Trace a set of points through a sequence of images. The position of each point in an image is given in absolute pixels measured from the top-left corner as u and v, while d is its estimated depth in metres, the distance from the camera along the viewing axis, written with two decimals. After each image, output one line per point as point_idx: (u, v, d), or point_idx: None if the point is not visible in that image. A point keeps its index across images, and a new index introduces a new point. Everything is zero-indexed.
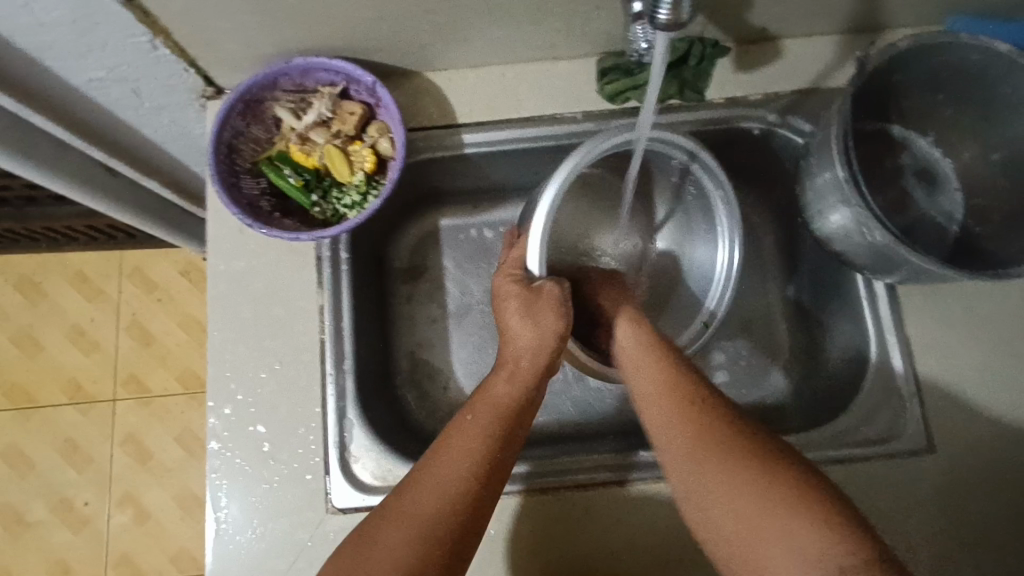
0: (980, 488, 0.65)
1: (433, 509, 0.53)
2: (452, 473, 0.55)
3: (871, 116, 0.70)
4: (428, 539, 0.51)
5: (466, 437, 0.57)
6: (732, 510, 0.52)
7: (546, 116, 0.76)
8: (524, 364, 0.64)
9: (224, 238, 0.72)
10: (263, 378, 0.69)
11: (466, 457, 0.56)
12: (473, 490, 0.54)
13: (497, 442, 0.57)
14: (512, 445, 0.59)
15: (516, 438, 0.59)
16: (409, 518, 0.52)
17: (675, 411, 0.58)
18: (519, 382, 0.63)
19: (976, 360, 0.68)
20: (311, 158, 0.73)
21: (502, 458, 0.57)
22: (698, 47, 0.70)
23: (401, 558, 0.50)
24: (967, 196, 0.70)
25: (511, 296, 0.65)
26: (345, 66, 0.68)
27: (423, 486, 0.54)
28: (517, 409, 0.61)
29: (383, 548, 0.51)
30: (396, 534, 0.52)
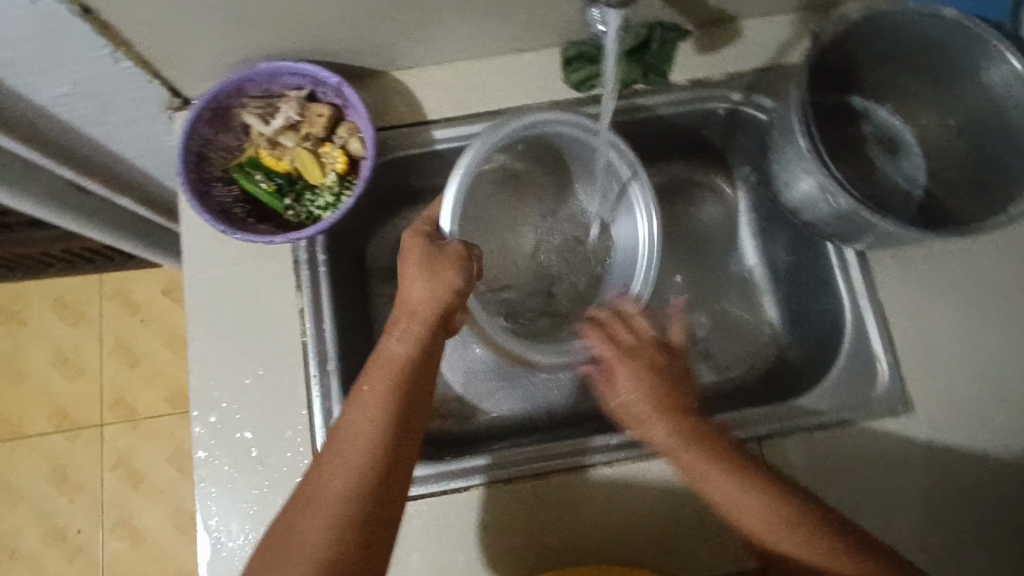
0: (961, 444, 0.66)
1: (341, 493, 0.52)
2: (354, 451, 0.54)
3: (831, 88, 0.71)
4: (343, 520, 0.51)
5: (363, 414, 0.56)
6: (780, 534, 0.57)
7: (514, 107, 0.77)
8: (422, 317, 0.60)
9: (200, 248, 0.72)
10: (248, 385, 0.69)
11: (363, 432, 0.55)
12: (379, 465, 0.54)
13: (394, 407, 0.56)
14: (412, 405, 0.57)
15: (417, 395, 0.58)
16: (319, 513, 0.51)
17: (698, 449, 0.61)
18: (413, 336, 0.60)
19: (949, 319, 0.69)
20: (282, 162, 0.73)
21: (407, 422, 0.57)
22: (658, 30, 0.71)
23: (318, 544, 0.50)
24: (928, 161, 0.72)
25: (413, 255, 0.63)
26: (310, 69, 0.69)
27: (328, 474, 0.53)
28: (413, 366, 0.59)
29: (302, 540, 0.50)
30: (310, 523, 0.51)
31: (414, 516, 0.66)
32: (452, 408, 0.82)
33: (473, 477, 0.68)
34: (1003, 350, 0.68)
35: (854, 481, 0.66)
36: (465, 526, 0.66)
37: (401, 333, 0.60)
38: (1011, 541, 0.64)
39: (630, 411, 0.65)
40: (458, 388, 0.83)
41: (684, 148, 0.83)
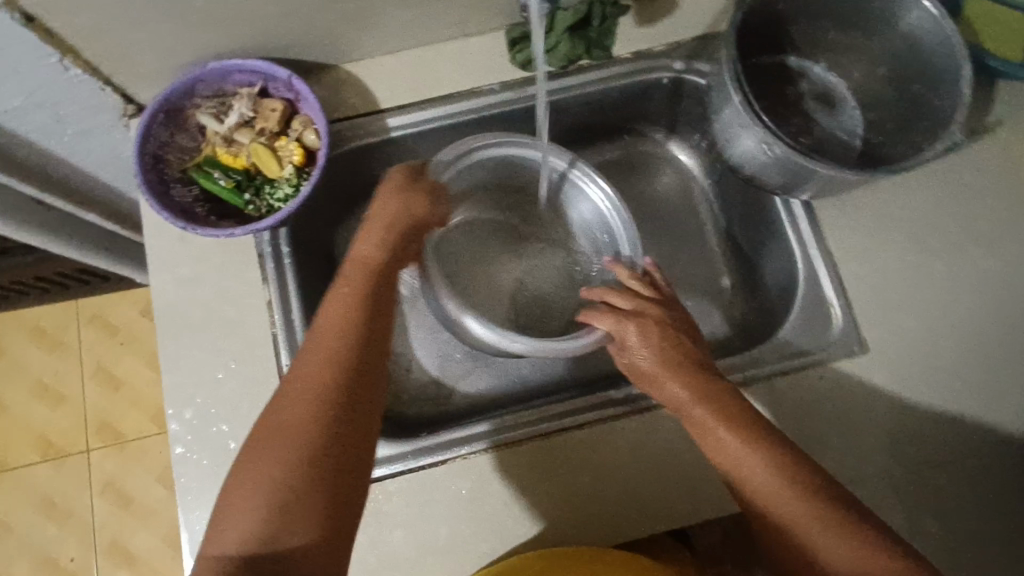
0: (918, 381, 0.69)
1: (323, 374, 0.53)
2: (331, 339, 0.55)
3: (766, 49, 0.74)
4: (327, 395, 0.52)
5: (341, 307, 0.58)
6: (777, 498, 0.54)
7: (465, 91, 0.79)
8: (398, 227, 0.65)
9: (164, 248, 0.73)
10: (221, 379, 0.70)
11: (340, 320, 0.56)
12: (358, 346, 0.56)
13: (370, 299, 0.59)
14: (383, 296, 0.61)
15: (387, 292, 0.61)
16: (305, 389, 0.52)
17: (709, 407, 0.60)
18: (387, 243, 0.64)
19: (896, 262, 0.72)
20: (239, 159, 0.74)
21: (378, 315, 0.59)
22: (597, 6, 0.73)
23: (304, 419, 0.50)
24: (864, 112, 0.75)
25: (391, 180, 0.68)
26: (259, 65, 0.70)
27: (307, 359, 0.54)
28: (385, 268, 0.62)
29: (288, 416, 0.50)
30: (297, 405, 0.51)
31: (395, 493, 0.67)
32: (428, 392, 0.83)
33: (449, 451, 0.69)
34: (949, 287, 0.71)
35: (819, 424, 0.68)
36: (445, 500, 0.68)
37: (376, 243, 0.63)
38: (972, 469, 0.67)
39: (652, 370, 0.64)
40: (434, 372, 0.84)
41: (636, 122, 0.86)
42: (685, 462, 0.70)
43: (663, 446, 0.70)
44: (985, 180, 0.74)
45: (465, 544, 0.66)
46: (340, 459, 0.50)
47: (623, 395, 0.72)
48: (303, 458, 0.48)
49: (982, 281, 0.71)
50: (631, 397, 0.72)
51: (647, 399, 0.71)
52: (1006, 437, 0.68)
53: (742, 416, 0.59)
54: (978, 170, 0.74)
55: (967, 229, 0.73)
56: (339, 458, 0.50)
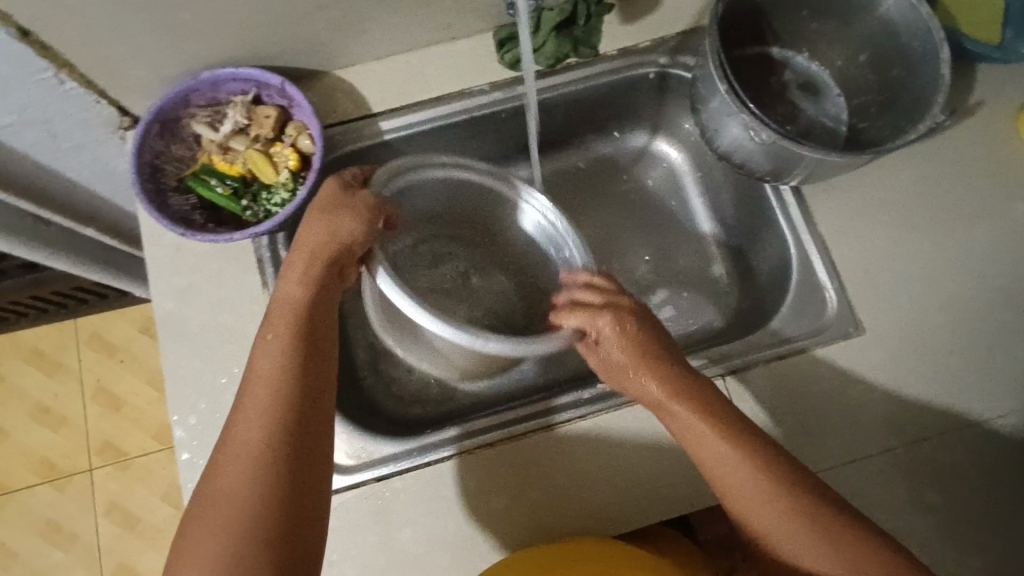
0: (915, 359, 0.70)
1: (256, 435, 0.51)
2: (261, 410, 0.52)
3: (748, 41, 0.76)
4: (262, 460, 0.50)
5: (269, 359, 0.55)
6: (755, 506, 0.55)
7: (455, 92, 0.80)
8: (321, 258, 0.60)
9: (164, 257, 0.73)
10: (224, 384, 0.70)
11: (268, 384, 0.54)
12: (287, 411, 0.53)
13: (296, 353, 0.55)
14: (316, 344, 0.57)
15: (322, 338, 0.58)
16: (233, 472, 0.50)
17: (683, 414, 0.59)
18: (312, 280, 0.59)
19: (887, 244, 0.73)
20: (235, 166, 0.75)
21: (313, 371, 0.56)
22: (583, 5, 0.74)
23: (242, 502, 0.49)
24: (847, 98, 0.76)
25: (323, 198, 0.62)
26: (252, 73, 0.71)
27: (240, 420, 0.52)
28: (314, 313, 0.58)
29: (223, 487, 0.49)
30: (232, 471, 0.50)
31: (402, 491, 0.68)
32: (431, 392, 0.83)
33: (453, 446, 0.69)
34: (940, 266, 0.72)
35: (818, 406, 0.69)
36: (452, 495, 0.68)
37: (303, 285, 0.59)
38: (972, 445, 0.68)
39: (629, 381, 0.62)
40: (435, 372, 0.84)
41: (625, 117, 0.87)
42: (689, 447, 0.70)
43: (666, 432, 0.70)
44: (969, 160, 0.75)
45: (474, 539, 0.67)
46: (286, 513, 0.49)
47: None
48: (249, 525, 0.48)
49: (972, 258, 0.73)
50: None
51: None
52: (1005, 411, 0.68)
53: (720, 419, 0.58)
54: (962, 151, 0.76)
55: (955, 208, 0.74)
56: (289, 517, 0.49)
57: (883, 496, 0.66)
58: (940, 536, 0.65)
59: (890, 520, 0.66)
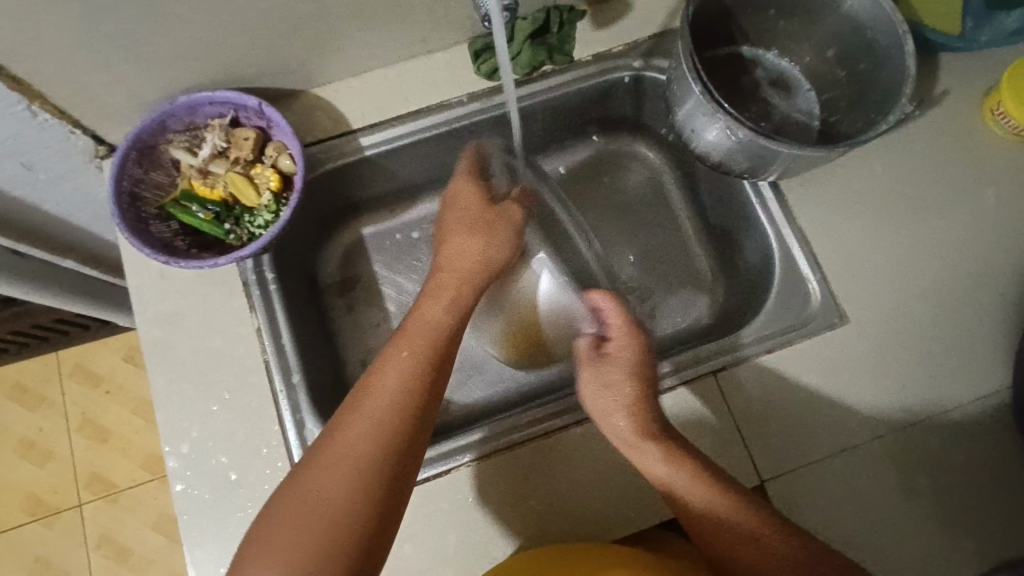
0: (898, 345, 0.71)
1: (364, 448, 0.53)
2: (380, 420, 0.55)
3: (719, 42, 0.78)
4: (367, 472, 0.53)
5: (396, 372, 0.58)
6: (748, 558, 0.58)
7: (433, 105, 0.80)
8: (466, 289, 0.66)
9: (148, 285, 0.73)
10: (215, 411, 0.69)
11: (390, 393, 0.56)
12: (405, 432, 0.55)
13: (424, 376, 0.58)
14: (441, 375, 0.59)
15: (447, 365, 0.61)
16: (340, 475, 0.52)
17: (678, 465, 0.61)
18: (455, 312, 0.64)
19: (863, 233, 0.75)
20: (215, 190, 0.74)
21: (432, 397, 0.58)
22: (555, 14, 0.75)
23: (339, 509, 0.51)
24: (818, 94, 0.78)
25: (466, 223, 0.71)
26: (229, 95, 0.71)
27: (355, 421, 0.55)
28: (449, 338, 0.62)
29: (326, 488, 0.52)
30: (334, 473, 0.52)
31: None
32: None
33: (450, 461, 0.69)
34: (917, 252, 0.74)
35: (808, 396, 0.70)
36: (450, 509, 0.68)
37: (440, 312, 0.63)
38: (959, 425, 0.69)
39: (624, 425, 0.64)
40: None
41: (604, 121, 0.88)
42: None
43: None
44: (938, 147, 0.77)
45: (476, 552, 0.67)
46: (370, 529, 0.52)
47: None
48: (337, 530, 0.50)
49: (947, 244, 0.74)
50: None
51: None
52: (988, 390, 0.70)
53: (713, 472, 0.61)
54: (931, 140, 0.78)
55: (928, 195, 0.76)
56: (371, 534, 0.51)
57: (876, 481, 0.68)
58: (933, 516, 0.67)
59: (885, 504, 0.67)
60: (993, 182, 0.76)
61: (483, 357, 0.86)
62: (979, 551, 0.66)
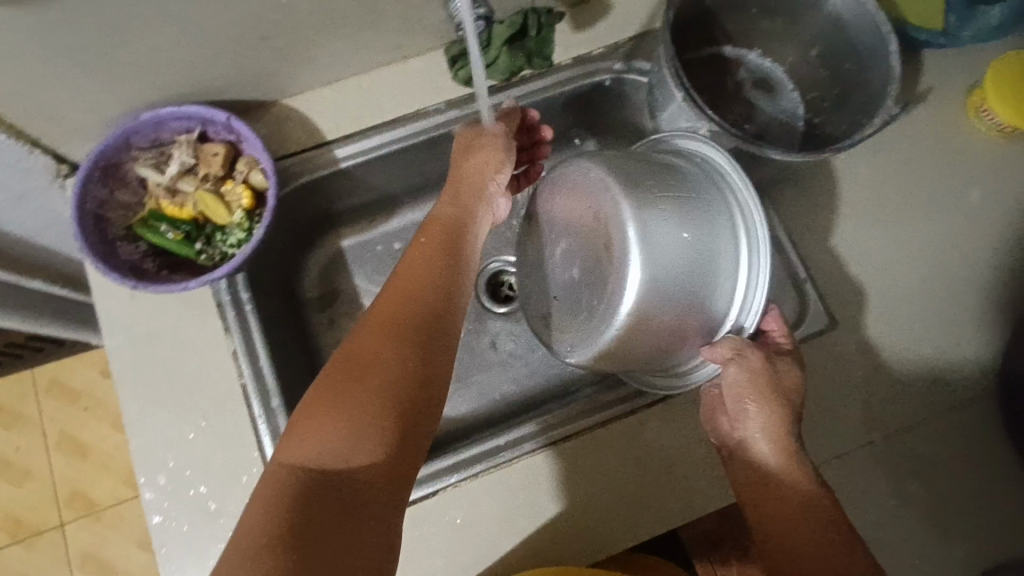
0: (889, 348, 0.70)
1: (404, 311, 0.54)
2: (414, 295, 0.56)
3: (701, 43, 0.76)
4: (408, 337, 0.53)
5: (423, 253, 0.59)
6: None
7: (410, 114, 0.78)
8: (463, 186, 0.66)
9: (117, 309, 0.70)
10: (192, 439, 0.67)
11: (421, 270, 0.58)
12: (438, 307, 0.56)
13: (448, 264, 0.59)
14: (463, 260, 0.61)
15: (468, 254, 0.62)
16: (382, 340, 0.52)
17: (798, 480, 0.60)
18: (465, 203, 0.65)
19: (850, 235, 0.74)
20: (185, 209, 0.72)
21: (458, 280, 0.59)
22: (533, 17, 0.73)
23: (390, 368, 0.51)
24: (802, 93, 0.77)
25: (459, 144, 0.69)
26: (194, 110, 0.68)
27: (392, 293, 0.56)
28: (466, 227, 0.63)
29: (373, 351, 0.52)
30: (381, 338, 0.53)
31: None
32: None
33: (434, 483, 0.67)
34: (905, 253, 0.73)
35: (800, 404, 0.69)
36: (438, 532, 0.66)
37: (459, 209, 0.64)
38: (950, 426, 0.69)
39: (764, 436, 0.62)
40: None
41: (588, 124, 0.86)
42: (676, 460, 0.69)
43: (652, 447, 0.69)
44: (922, 146, 0.76)
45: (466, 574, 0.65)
46: (414, 392, 0.51)
47: (606, 400, 0.71)
48: (390, 389, 0.50)
49: (934, 245, 0.74)
50: (616, 400, 0.71)
51: (631, 402, 0.70)
52: (978, 391, 0.70)
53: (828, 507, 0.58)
54: (916, 138, 0.77)
55: (914, 195, 0.75)
56: (417, 397, 0.51)
57: (869, 487, 0.67)
58: (925, 520, 0.66)
59: (878, 509, 0.67)
60: (978, 180, 0.75)
61: (469, 368, 0.84)
62: (971, 554, 0.66)
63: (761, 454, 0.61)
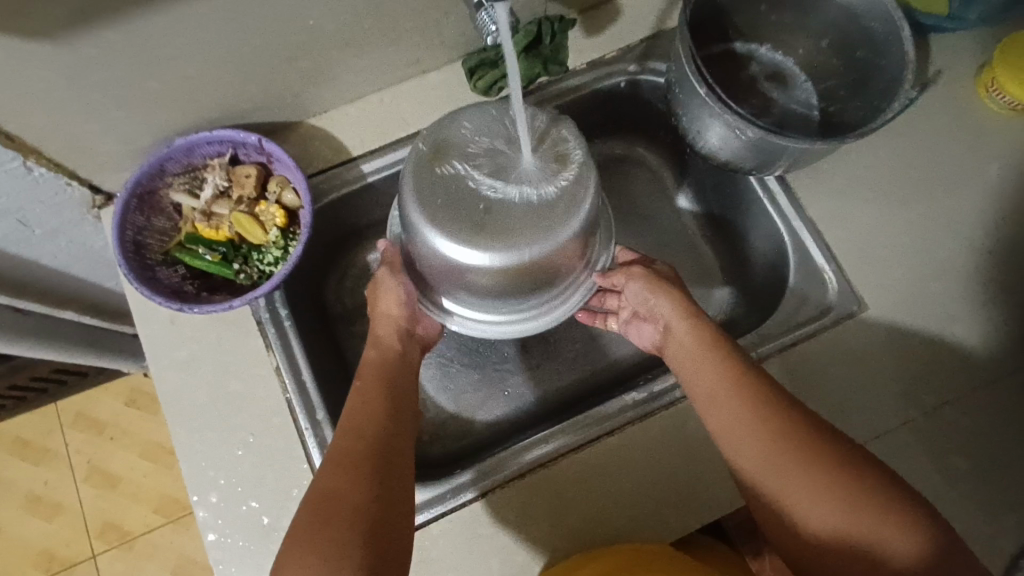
0: (920, 327, 0.72)
1: (353, 446, 0.55)
2: (360, 432, 0.56)
3: (713, 39, 0.78)
4: (365, 467, 0.53)
5: (363, 398, 0.60)
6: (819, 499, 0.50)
7: (433, 126, 0.79)
8: (385, 338, 0.67)
9: (160, 333, 0.71)
10: (241, 456, 0.67)
11: (362, 411, 0.58)
12: (383, 440, 0.56)
13: (388, 402, 0.60)
14: (403, 400, 0.62)
15: (406, 392, 0.63)
16: (340, 475, 0.52)
17: (737, 404, 0.57)
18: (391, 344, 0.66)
19: (873, 218, 0.75)
20: (221, 231, 0.72)
21: (401, 413, 0.60)
22: (546, 25, 0.74)
23: (353, 498, 0.51)
24: (814, 83, 0.79)
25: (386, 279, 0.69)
26: (226, 134, 0.70)
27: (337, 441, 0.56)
28: (399, 366, 0.65)
29: (333, 489, 0.51)
30: (337, 474, 0.52)
31: (440, 537, 0.67)
32: (449, 428, 0.82)
33: (483, 485, 0.68)
34: (930, 232, 0.75)
35: (836, 386, 0.70)
36: (491, 531, 0.67)
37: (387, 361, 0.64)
38: (987, 399, 0.69)
39: (693, 379, 0.61)
40: (450, 408, 0.83)
41: (605, 126, 0.87)
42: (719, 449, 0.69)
43: (693, 438, 0.70)
44: (938, 127, 0.78)
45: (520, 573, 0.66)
46: (383, 514, 0.51)
47: (644, 395, 0.72)
48: (364, 518, 0.50)
49: (957, 222, 0.75)
50: (652, 394, 0.72)
51: (670, 395, 0.71)
52: (1011, 363, 0.70)
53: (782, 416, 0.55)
54: (929, 121, 0.78)
55: (933, 175, 0.77)
56: (387, 519, 0.51)
57: (914, 464, 0.68)
58: (971, 493, 0.67)
59: (923, 487, 0.67)
60: (994, 157, 0.77)
61: (503, 373, 0.85)
62: (1020, 523, 0.66)
63: (694, 387, 0.60)
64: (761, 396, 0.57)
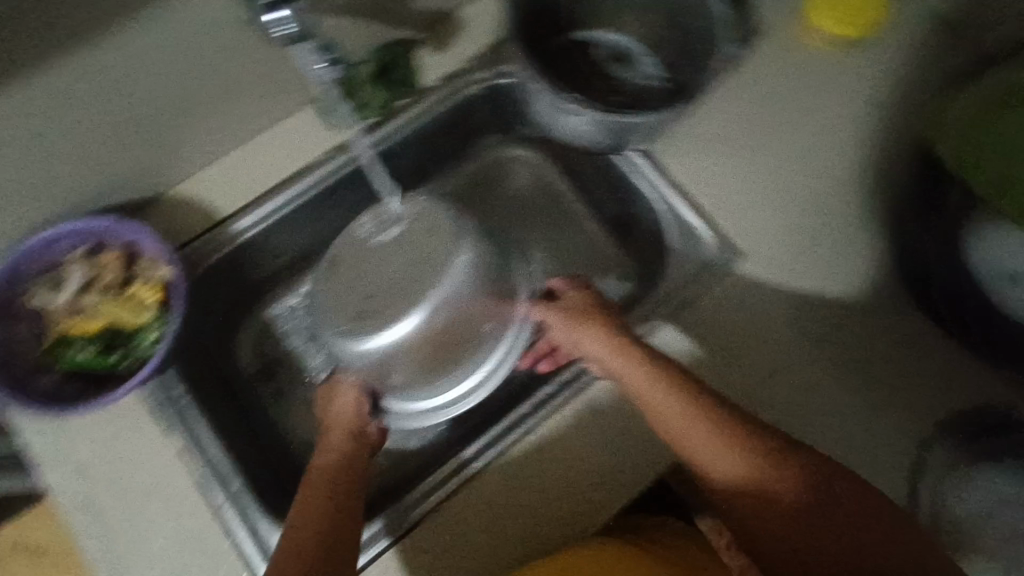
0: (799, 260, 0.75)
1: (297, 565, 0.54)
2: (306, 544, 0.56)
3: (550, 33, 0.80)
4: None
5: (307, 507, 0.60)
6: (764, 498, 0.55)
7: (297, 169, 0.78)
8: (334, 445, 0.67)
9: (50, 442, 0.68)
10: (160, 547, 0.65)
11: (307, 524, 0.58)
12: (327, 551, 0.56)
13: (332, 506, 0.60)
14: (347, 500, 0.62)
15: (353, 490, 0.63)
16: None
17: (684, 424, 0.59)
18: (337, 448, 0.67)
19: (736, 169, 0.79)
20: (93, 322, 0.70)
21: (345, 514, 0.60)
22: (387, 51, 0.77)
23: None
24: (655, 55, 0.82)
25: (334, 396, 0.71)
26: (77, 224, 0.68)
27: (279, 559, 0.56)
28: (345, 468, 0.65)
29: None
30: None
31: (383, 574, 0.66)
32: (382, 464, 0.80)
33: (417, 511, 0.68)
34: (789, 170, 0.79)
35: (733, 334, 0.73)
36: (434, 555, 0.67)
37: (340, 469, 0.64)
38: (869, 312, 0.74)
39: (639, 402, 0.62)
40: None
41: (473, 134, 0.89)
42: (636, 420, 0.70)
43: (610, 415, 0.71)
44: (774, 74, 0.83)
45: None
46: None
47: (555, 385, 0.72)
48: None
49: (810, 156, 0.79)
50: (564, 382, 0.72)
51: (580, 378, 0.72)
52: (884, 274, 0.75)
53: (725, 425, 0.58)
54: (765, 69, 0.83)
55: (779, 118, 0.81)
56: None
57: (821, 391, 0.71)
58: (874, 403, 0.71)
59: (831, 408, 0.70)
60: (830, 90, 0.81)
61: None
62: (923, 420, 0.70)
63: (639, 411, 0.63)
64: (704, 406, 0.59)
